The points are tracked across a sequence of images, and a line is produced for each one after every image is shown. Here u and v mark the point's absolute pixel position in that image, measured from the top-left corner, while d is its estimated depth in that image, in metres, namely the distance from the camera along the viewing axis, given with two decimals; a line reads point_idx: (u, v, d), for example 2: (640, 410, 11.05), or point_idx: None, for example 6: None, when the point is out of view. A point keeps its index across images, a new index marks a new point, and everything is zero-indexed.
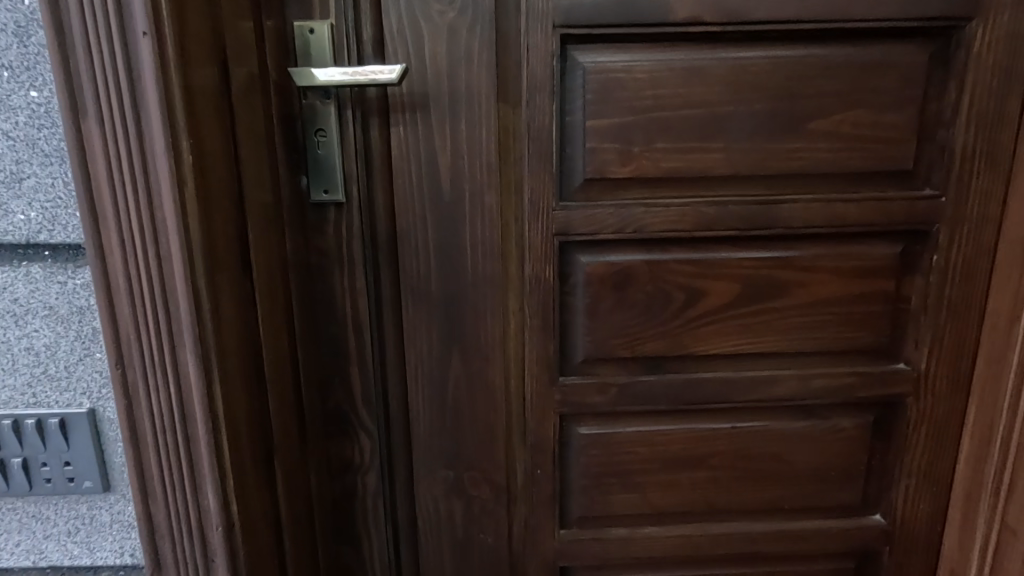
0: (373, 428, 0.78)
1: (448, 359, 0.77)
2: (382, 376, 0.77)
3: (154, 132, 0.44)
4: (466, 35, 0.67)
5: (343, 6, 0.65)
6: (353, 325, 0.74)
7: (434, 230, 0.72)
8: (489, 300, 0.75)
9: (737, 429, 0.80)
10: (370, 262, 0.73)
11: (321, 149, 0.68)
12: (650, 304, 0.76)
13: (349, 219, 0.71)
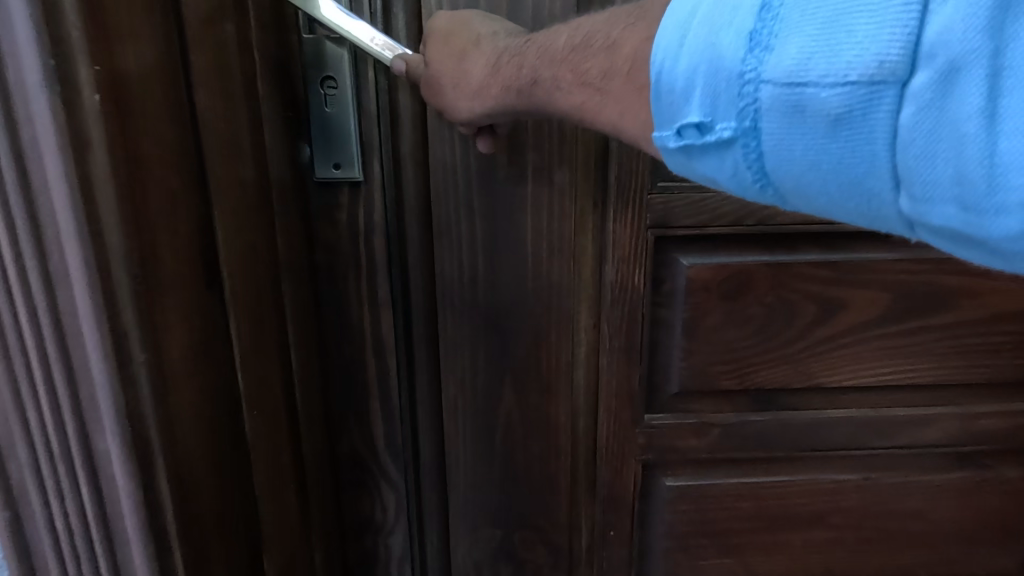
0: (397, 479, 0.60)
1: (498, 390, 0.58)
2: (411, 414, 0.58)
3: (20, 47, 0.24)
4: None
5: None
6: (373, 349, 0.55)
7: (484, 221, 0.53)
8: (555, 316, 0.56)
9: (869, 481, 0.62)
10: (397, 264, 0.54)
11: (329, 106, 0.48)
12: (769, 320, 0.57)
13: (369, 205, 0.52)
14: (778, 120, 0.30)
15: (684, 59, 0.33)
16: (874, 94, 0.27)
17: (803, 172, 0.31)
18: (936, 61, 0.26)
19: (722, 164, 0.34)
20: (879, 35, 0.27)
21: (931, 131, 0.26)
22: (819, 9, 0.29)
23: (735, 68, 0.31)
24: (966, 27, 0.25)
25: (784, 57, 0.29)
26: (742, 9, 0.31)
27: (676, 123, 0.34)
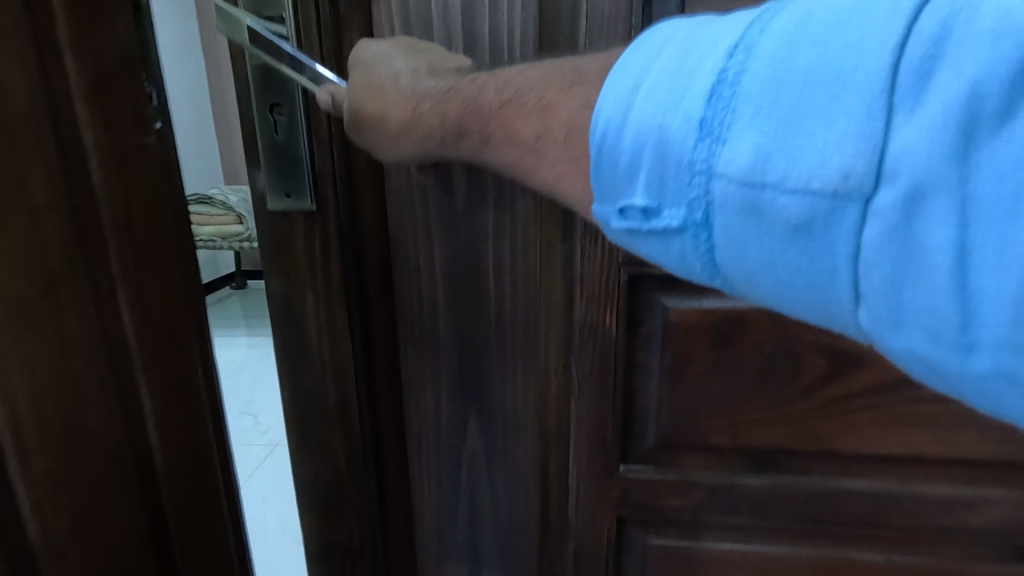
0: (359, 512, 0.58)
1: (463, 428, 0.56)
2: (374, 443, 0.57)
3: None
4: None
5: None
6: (334, 378, 0.53)
7: (444, 251, 0.50)
8: (521, 355, 0.52)
9: (892, 565, 0.53)
10: (358, 293, 0.52)
11: (279, 133, 0.47)
12: (769, 374, 0.49)
13: (326, 232, 0.50)
14: (730, 219, 0.27)
15: (630, 137, 0.30)
16: (835, 207, 0.24)
17: (758, 277, 0.27)
18: (903, 178, 0.22)
19: (669, 251, 0.31)
20: (839, 141, 0.24)
21: (899, 257, 0.22)
22: (773, 103, 0.25)
23: (682, 157, 0.28)
24: (935, 144, 0.21)
25: (735, 151, 0.26)
26: (693, 94, 0.28)
27: (621, 200, 0.32)
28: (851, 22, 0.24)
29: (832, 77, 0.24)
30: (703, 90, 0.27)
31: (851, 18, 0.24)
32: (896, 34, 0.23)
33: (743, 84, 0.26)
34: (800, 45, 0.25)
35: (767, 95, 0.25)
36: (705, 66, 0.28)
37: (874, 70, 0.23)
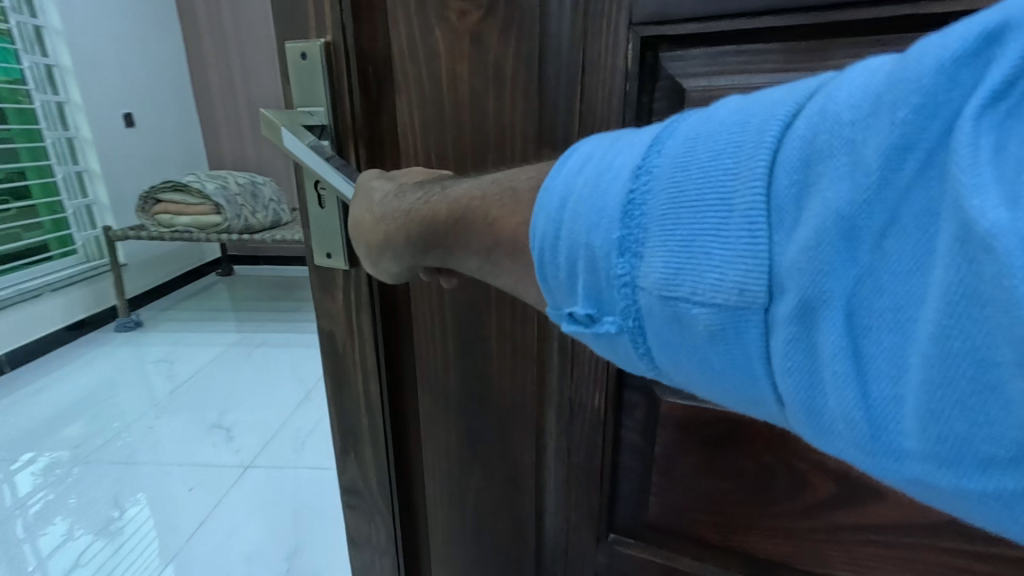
0: (384, 524, 0.65)
1: (471, 465, 0.60)
2: (399, 466, 0.64)
3: None
4: (498, 46, 0.44)
5: (338, 19, 0.47)
6: (365, 407, 0.61)
7: (455, 313, 0.55)
8: (523, 416, 0.55)
9: None
10: (387, 338, 0.58)
11: (324, 204, 0.54)
12: (762, 486, 0.46)
13: (359, 286, 0.56)
14: (660, 330, 0.26)
15: (562, 246, 0.28)
16: (743, 320, 0.23)
17: (696, 381, 0.26)
18: (798, 294, 0.21)
19: (615, 354, 0.29)
20: (740, 257, 0.23)
21: (808, 367, 0.22)
22: (681, 215, 0.25)
23: (605, 270, 0.27)
24: (822, 262, 0.21)
25: (652, 265, 0.25)
26: (605, 208, 0.27)
27: (564, 305, 0.30)
28: (734, 139, 0.24)
29: (728, 191, 0.24)
30: (616, 206, 0.27)
31: (730, 132, 0.24)
32: (773, 150, 0.23)
33: (655, 194, 0.26)
34: (692, 157, 0.25)
35: (672, 208, 0.25)
36: (613, 181, 0.27)
37: (759, 186, 0.23)
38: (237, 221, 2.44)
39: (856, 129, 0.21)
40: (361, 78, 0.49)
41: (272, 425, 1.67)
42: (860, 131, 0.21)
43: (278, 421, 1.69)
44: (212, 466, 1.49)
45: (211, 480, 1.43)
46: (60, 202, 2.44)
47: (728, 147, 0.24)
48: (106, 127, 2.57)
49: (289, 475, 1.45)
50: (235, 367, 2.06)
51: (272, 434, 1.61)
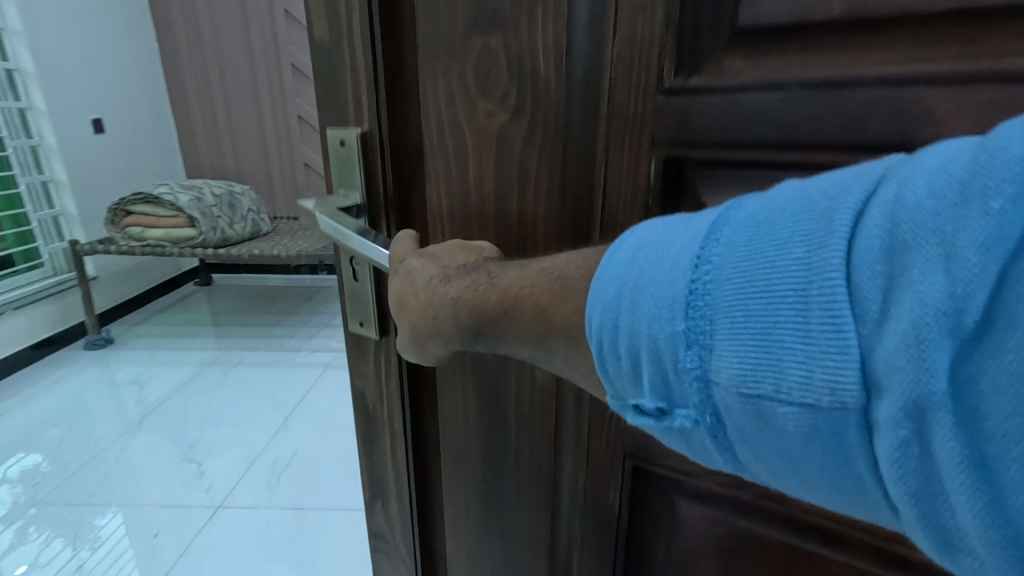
0: (404, 568, 0.69)
1: (494, 522, 0.63)
2: (421, 516, 0.67)
3: None
4: (522, 147, 0.47)
5: (371, 113, 0.49)
6: (392, 462, 0.63)
7: (481, 384, 0.57)
8: (546, 479, 0.58)
9: None
10: (415, 403, 0.61)
11: (358, 278, 0.56)
12: (761, 560, 0.51)
13: (388, 356, 0.58)
14: (740, 422, 0.28)
15: (624, 343, 0.31)
16: (831, 415, 0.25)
17: (784, 470, 0.28)
18: (897, 393, 0.23)
19: (690, 444, 0.31)
20: (822, 353, 0.25)
21: (912, 463, 0.23)
22: (754, 311, 0.27)
23: (675, 364, 0.29)
24: (913, 358, 0.22)
25: (726, 361, 0.27)
26: (671, 304, 0.29)
27: (631, 397, 0.32)
28: (802, 233, 0.26)
29: (801, 289, 0.26)
30: (681, 299, 0.29)
31: (798, 228, 0.27)
32: (847, 241, 0.25)
33: (721, 288, 0.28)
34: (758, 250, 0.27)
35: (746, 304, 0.27)
36: (675, 273, 0.29)
37: (835, 282, 0.25)
38: (215, 235, 3.04)
39: (938, 225, 0.23)
40: (393, 168, 0.51)
41: (240, 468, 1.96)
42: (943, 226, 0.22)
43: (245, 465, 1.97)
44: (192, 507, 1.77)
45: (187, 519, 1.72)
46: (27, 214, 2.93)
47: (793, 242, 0.26)
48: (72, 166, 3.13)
49: (260, 514, 1.73)
50: (198, 415, 2.29)
51: (240, 476, 1.90)
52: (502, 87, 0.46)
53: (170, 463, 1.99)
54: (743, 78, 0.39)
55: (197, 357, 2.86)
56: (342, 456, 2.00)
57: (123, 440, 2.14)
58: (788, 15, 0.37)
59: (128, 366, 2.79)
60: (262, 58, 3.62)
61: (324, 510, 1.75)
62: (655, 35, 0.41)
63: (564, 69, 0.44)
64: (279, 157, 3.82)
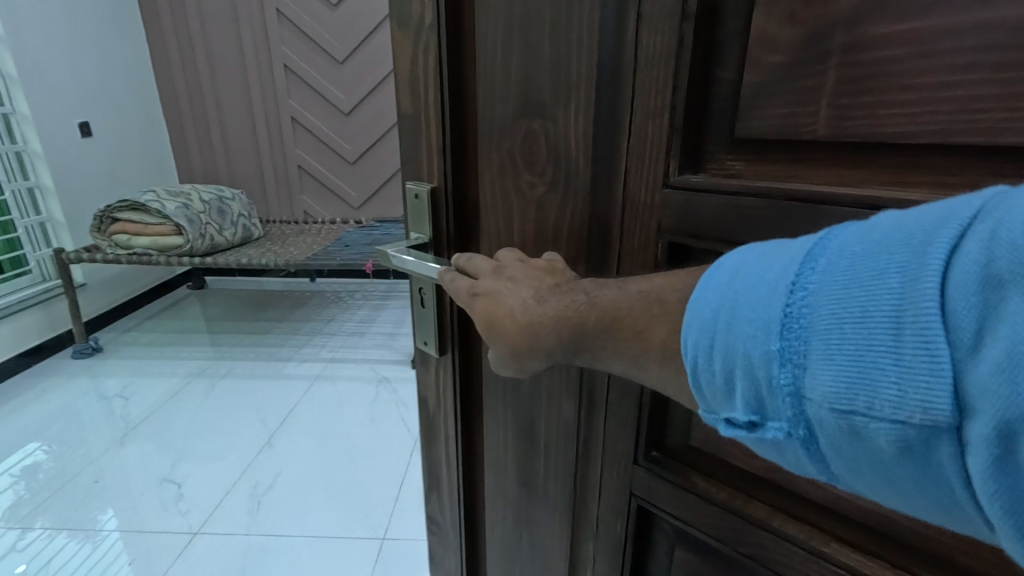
0: (452, 512, 0.97)
1: (520, 485, 0.87)
2: (466, 475, 0.93)
3: None
4: (554, 209, 0.64)
5: (444, 174, 0.70)
6: (446, 434, 0.90)
7: (510, 385, 0.81)
8: (556, 460, 0.80)
9: None
10: (465, 393, 0.87)
11: (426, 306, 0.80)
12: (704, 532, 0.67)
13: (447, 361, 0.84)
14: (832, 437, 0.32)
15: (719, 359, 0.36)
16: (922, 433, 0.28)
17: (875, 480, 0.31)
18: (989, 415, 0.26)
19: (780, 452, 0.36)
20: (917, 376, 0.28)
21: (1001, 480, 0.26)
22: (849, 336, 0.30)
23: (769, 380, 0.34)
24: (1008, 383, 0.25)
25: (820, 380, 0.31)
26: (767, 325, 0.33)
27: (724, 410, 0.37)
28: (896, 265, 0.30)
29: (896, 316, 0.29)
30: (775, 323, 0.33)
31: (895, 260, 0.30)
32: (944, 274, 0.28)
33: (816, 314, 0.32)
34: (854, 280, 0.31)
35: (842, 328, 0.31)
36: (770, 294, 0.34)
37: (931, 312, 0.28)
38: (200, 244, 3.10)
39: None
40: (455, 213, 0.72)
41: (217, 492, 2.09)
42: None
43: (224, 489, 2.10)
44: (169, 535, 1.87)
45: (167, 548, 1.82)
46: (13, 220, 2.97)
47: (888, 272, 0.30)
48: (62, 177, 3.16)
49: (240, 540, 1.85)
50: (190, 433, 2.43)
51: (218, 504, 2.01)
52: (542, 164, 0.63)
53: (151, 484, 2.12)
54: (737, 174, 0.51)
55: (185, 369, 3.02)
56: (321, 483, 2.12)
57: (119, 455, 2.30)
58: (779, 134, 0.48)
59: (116, 376, 2.96)
60: (253, 70, 3.75)
61: (298, 537, 1.87)
62: (665, 138, 0.54)
63: (593, 152, 0.60)
64: (272, 160, 3.95)
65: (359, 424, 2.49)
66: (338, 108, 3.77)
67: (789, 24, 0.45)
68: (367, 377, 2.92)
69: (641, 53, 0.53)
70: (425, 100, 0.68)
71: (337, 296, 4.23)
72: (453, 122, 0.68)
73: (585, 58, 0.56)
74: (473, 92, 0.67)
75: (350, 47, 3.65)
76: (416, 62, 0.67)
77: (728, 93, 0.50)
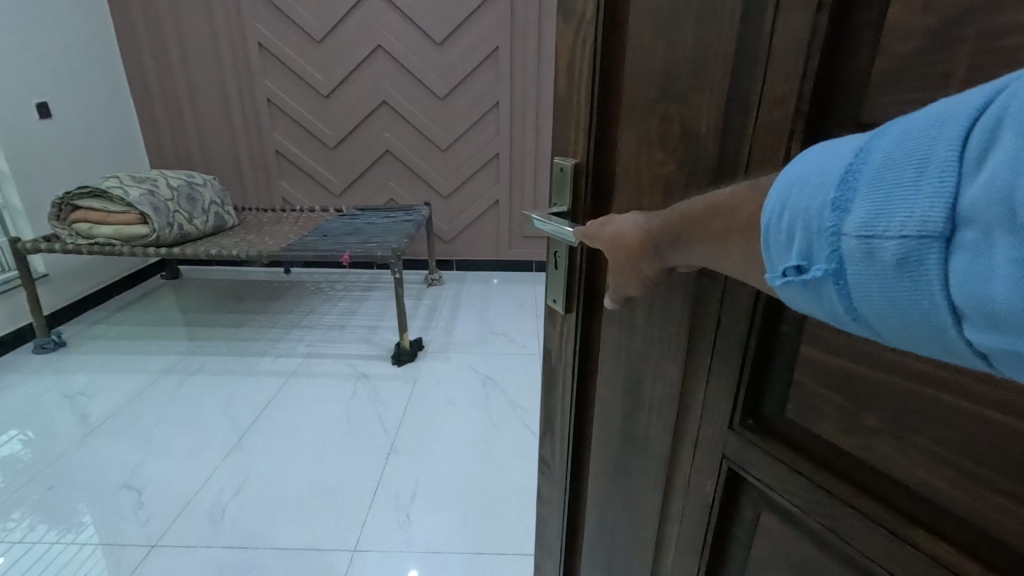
0: (560, 450, 1.06)
1: (613, 443, 0.92)
2: (575, 430, 1.01)
3: None
4: (682, 187, 0.69)
5: (588, 150, 0.80)
6: (561, 385, 1.00)
7: (622, 343, 0.84)
8: (663, 431, 0.80)
9: None
10: (583, 351, 0.93)
11: (558, 266, 0.88)
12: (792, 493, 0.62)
13: (569, 322, 0.92)
14: (857, 267, 0.36)
15: (783, 217, 0.40)
16: (924, 247, 0.32)
17: (883, 305, 0.35)
18: (978, 221, 0.30)
19: (820, 298, 0.40)
20: (928, 199, 0.32)
21: (982, 277, 0.30)
22: (886, 175, 0.34)
23: (818, 224, 0.38)
24: (998, 192, 0.29)
25: (856, 216, 0.35)
26: (825, 181, 0.38)
27: (781, 265, 0.41)
28: (937, 120, 0.33)
29: (923, 156, 0.33)
30: (830, 179, 0.37)
31: (937, 116, 0.33)
32: (972, 119, 0.31)
33: (872, 165, 0.35)
34: (900, 135, 0.35)
35: (879, 173, 0.35)
36: (834, 159, 0.38)
37: (950, 148, 0.32)
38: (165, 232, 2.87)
39: None
40: (594, 184, 0.82)
41: (180, 498, 1.98)
42: None
43: (187, 498, 1.98)
44: (123, 546, 1.76)
45: (118, 561, 1.71)
46: None
47: (930, 126, 0.33)
48: (26, 161, 2.97)
49: (200, 554, 1.74)
50: (165, 430, 2.34)
51: (180, 512, 1.90)
52: (675, 144, 0.68)
53: (107, 493, 1.98)
54: None
55: (156, 364, 2.90)
56: (293, 491, 2.01)
57: (93, 452, 2.21)
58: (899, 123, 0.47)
59: (83, 371, 2.83)
60: (229, 54, 3.57)
61: (261, 551, 1.75)
62: (786, 123, 0.55)
63: (722, 132, 0.62)
64: (249, 148, 3.79)
65: (331, 426, 2.37)
66: (317, 91, 3.61)
67: (923, 13, 0.44)
68: (344, 374, 2.81)
69: (775, 47, 0.55)
70: (579, 87, 0.79)
71: (317, 287, 4.10)
72: (600, 102, 0.78)
73: (724, 48, 0.60)
74: (621, 77, 0.75)
75: (330, 26, 3.46)
76: (574, 55, 0.79)
77: (857, 81, 0.50)
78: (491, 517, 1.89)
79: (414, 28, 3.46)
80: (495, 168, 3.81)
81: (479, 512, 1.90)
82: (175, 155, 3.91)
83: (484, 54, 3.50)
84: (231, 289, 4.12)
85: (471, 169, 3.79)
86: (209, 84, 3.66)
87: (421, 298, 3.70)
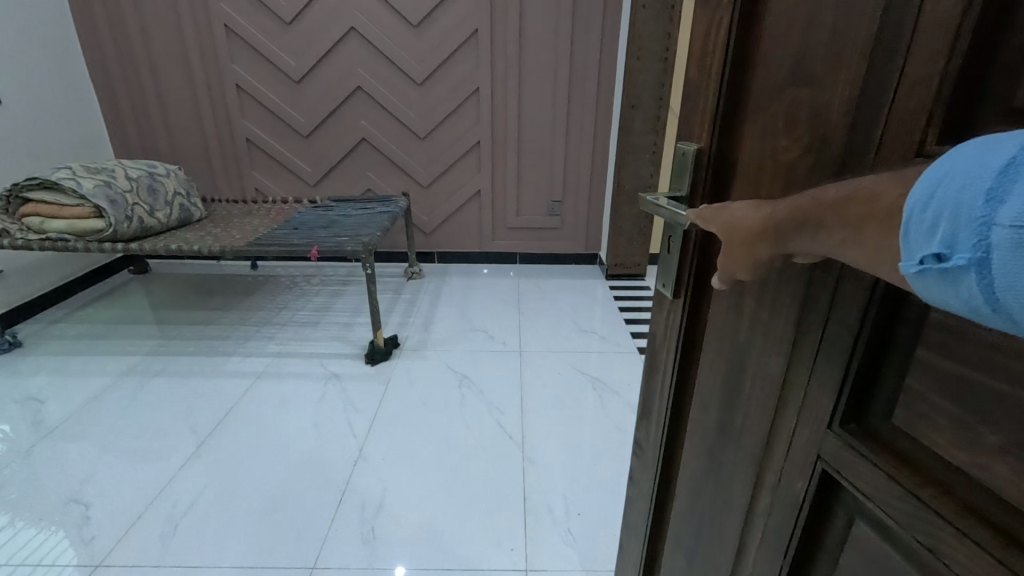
0: (654, 445, 1.01)
1: (706, 441, 0.86)
2: (669, 424, 0.95)
3: None
4: (803, 176, 0.61)
5: (714, 136, 0.73)
6: (659, 375, 0.95)
7: (728, 339, 0.77)
8: (756, 434, 0.74)
9: None
10: (688, 343, 0.86)
11: (670, 250, 0.82)
12: (888, 506, 0.53)
13: (676, 311, 0.86)
14: (1003, 260, 0.32)
15: (932, 205, 0.36)
16: None
17: None
18: None
19: (960, 293, 0.36)
20: None
21: None
22: None
23: (968, 213, 0.34)
24: None
25: (1014, 205, 0.31)
26: (987, 168, 0.34)
27: (918, 252, 0.37)
28: None
29: None
30: (993, 166, 0.33)
31: None
32: None
33: None
34: None
35: None
36: (1006, 146, 0.33)
37: None
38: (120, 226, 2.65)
39: None
40: (715, 172, 0.75)
41: (132, 510, 1.82)
42: None
43: (141, 508, 1.83)
44: (59, 567, 1.60)
45: None
46: None
47: None
48: None
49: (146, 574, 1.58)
50: (129, 434, 2.19)
51: (129, 527, 1.74)
52: (802, 129, 0.60)
53: (53, 506, 1.81)
54: None
55: (115, 366, 2.70)
56: (252, 503, 1.85)
57: (50, 456, 2.06)
58: None
59: (36, 375, 2.60)
60: (192, 34, 3.33)
61: (212, 569, 1.60)
62: (926, 106, 0.46)
63: (852, 120, 0.54)
64: (216, 136, 3.59)
65: (300, 429, 2.24)
66: (288, 76, 3.42)
67: None
68: (314, 375, 2.66)
69: (920, 20, 0.46)
70: (710, 67, 0.72)
71: (292, 281, 3.93)
72: (730, 85, 0.70)
73: (865, 22, 0.52)
74: (756, 55, 0.67)
75: (299, 7, 3.26)
76: (709, 35, 0.72)
77: (1015, 60, 0.41)
78: (466, 526, 1.77)
79: (391, 12, 3.30)
80: (477, 157, 3.69)
81: (452, 520, 1.79)
82: (138, 142, 3.65)
83: (462, 38, 3.34)
84: (201, 284, 3.90)
85: (452, 158, 3.67)
86: (173, 66, 3.42)
87: (399, 293, 3.57)
